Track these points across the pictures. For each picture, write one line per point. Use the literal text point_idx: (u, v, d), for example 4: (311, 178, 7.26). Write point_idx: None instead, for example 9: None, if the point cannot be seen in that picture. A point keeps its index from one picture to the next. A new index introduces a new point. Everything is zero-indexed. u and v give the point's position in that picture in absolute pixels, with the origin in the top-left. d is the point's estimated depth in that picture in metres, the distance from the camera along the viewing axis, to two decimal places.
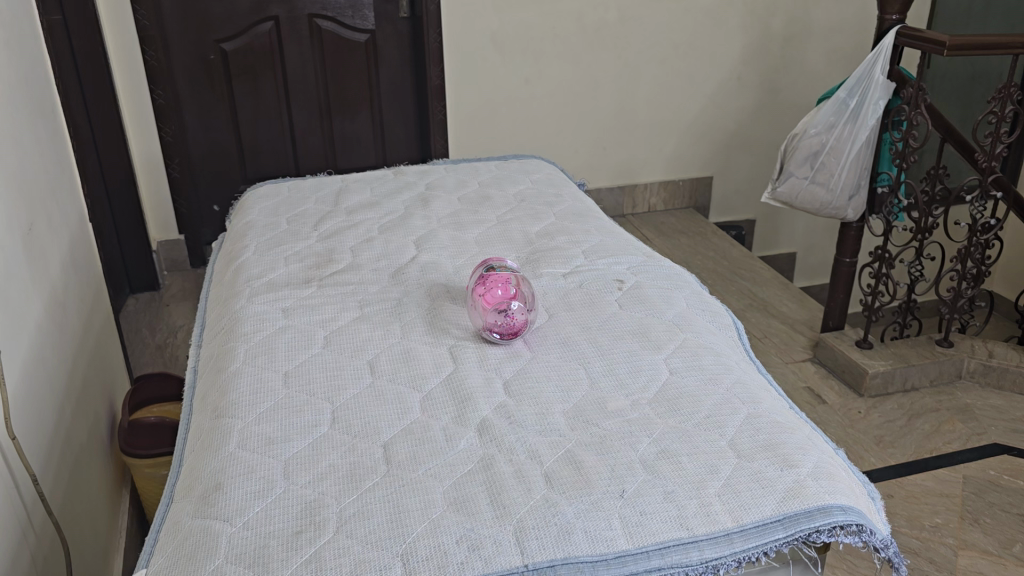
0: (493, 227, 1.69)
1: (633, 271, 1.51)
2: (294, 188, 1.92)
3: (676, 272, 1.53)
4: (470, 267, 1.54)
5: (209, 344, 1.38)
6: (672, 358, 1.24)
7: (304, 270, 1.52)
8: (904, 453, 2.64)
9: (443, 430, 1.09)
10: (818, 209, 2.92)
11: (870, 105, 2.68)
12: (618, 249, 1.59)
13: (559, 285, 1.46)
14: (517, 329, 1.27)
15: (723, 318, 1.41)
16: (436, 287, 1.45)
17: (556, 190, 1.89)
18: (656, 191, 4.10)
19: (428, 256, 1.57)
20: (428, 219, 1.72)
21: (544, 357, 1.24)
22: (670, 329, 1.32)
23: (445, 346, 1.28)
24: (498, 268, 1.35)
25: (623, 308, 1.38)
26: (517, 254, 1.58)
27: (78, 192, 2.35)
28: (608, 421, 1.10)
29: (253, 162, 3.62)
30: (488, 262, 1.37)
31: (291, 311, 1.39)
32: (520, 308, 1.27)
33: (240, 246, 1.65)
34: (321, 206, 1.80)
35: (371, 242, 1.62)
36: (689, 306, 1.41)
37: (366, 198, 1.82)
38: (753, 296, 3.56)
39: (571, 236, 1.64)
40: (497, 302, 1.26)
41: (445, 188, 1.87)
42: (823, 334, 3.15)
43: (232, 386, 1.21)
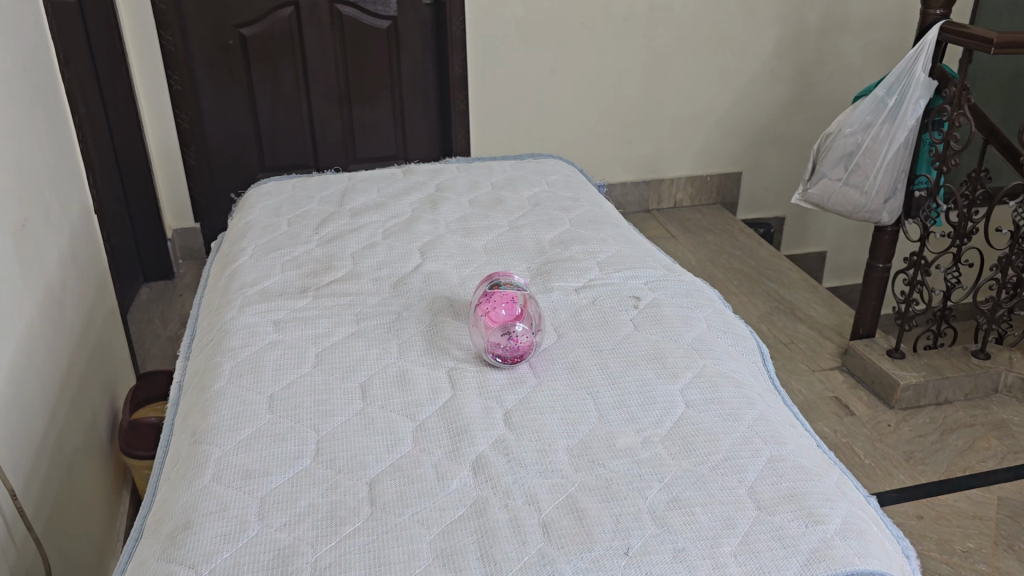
0: (503, 234, 1.59)
1: (652, 286, 1.41)
2: (299, 186, 1.83)
3: (698, 288, 1.43)
4: (476, 278, 1.44)
5: (196, 357, 1.30)
6: (689, 389, 1.14)
7: (301, 278, 1.44)
8: (936, 470, 2.52)
9: (435, 467, 1.00)
10: (851, 212, 2.79)
11: (910, 104, 2.55)
12: (636, 262, 1.49)
13: (570, 300, 1.36)
14: (521, 355, 1.18)
15: (747, 342, 1.31)
16: (439, 301, 1.36)
17: (573, 193, 1.78)
18: (682, 186, 3.98)
19: (433, 265, 1.47)
20: (436, 223, 1.62)
21: (549, 384, 1.15)
22: (688, 355, 1.21)
23: (444, 368, 1.18)
24: (501, 283, 1.25)
25: (638, 328, 1.28)
26: (527, 264, 1.48)
27: (82, 182, 2.29)
28: (615, 461, 1.00)
29: (271, 151, 3.54)
30: (493, 276, 1.28)
31: (283, 323, 1.31)
32: (525, 333, 1.18)
33: (237, 249, 1.57)
34: (325, 207, 1.71)
35: (373, 248, 1.53)
36: (711, 328, 1.30)
37: (373, 199, 1.73)
38: (780, 299, 3.43)
39: (585, 246, 1.54)
40: (501, 322, 1.18)
41: (456, 189, 1.77)
42: (852, 342, 3.02)
43: (213, 408, 1.13)
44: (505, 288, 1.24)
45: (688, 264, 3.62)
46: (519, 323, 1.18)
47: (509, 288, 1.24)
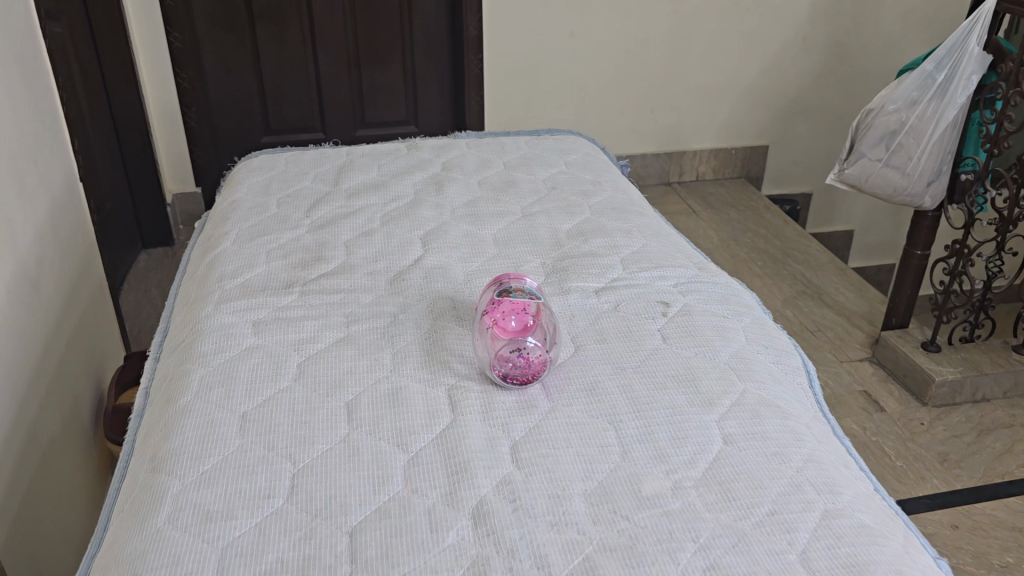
0: (516, 222, 1.42)
1: (683, 289, 1.24)
2: (292, 161, 1.67)
3: (735, 292, 1.26)
4: (483, 274, 1.28)
5: (166, 361, 1.15)
6: (726, 420, 0.98)
7: (287, 270, 1.28)
8: (972, 475, 2.37)
9: (428, 513, 0.85)
10: (890, 195, 2.59)
11: (961, 81, 2.34)
12: (665, 259, 1.32)
13: (590, 304, 1.20)
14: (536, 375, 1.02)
15: (791, 359, 1.14)
16: (441, 301, 1.21)
17: (594, 175, 1.61)
18: (705, 159, 3.79)
19: (434, 258, 1.31)
20: (440, 208, 1.46)
21: (565, 410, 0.99)
22: (725, 377, 1.05)
23: (444, 386, 1.03)
24: (510, 287, 1.09)
25: (667, 342, 1.12)
26: (542, 259, 1.32)
27: (66, 148, 2.13)
28: (642, 514, 0.85)
29: (276, 113, 3.36)
30: (501, 279, 1.11)
31: (263, 325, 1.15)
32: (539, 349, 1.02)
33: (219, 232, 1.41)
34: (319, 186, 1.55)
35: (370, 236, 1.36)
36: (751, 343, 1.14)
37: (371, 178, 1.56)
38: (806, 282, 3.25)
39: (607, 239, 1.37)
40: (505, 340, 1.02)
41: (465, 168, 1.60)
42: (884, 331, 2.85)
43: (176, 428, 0.98)
44: (515, 295, 1.07)
45: (711, 243, 3.44)
46: (530, 336, 1.03)
47: (520, 294, 1.07)
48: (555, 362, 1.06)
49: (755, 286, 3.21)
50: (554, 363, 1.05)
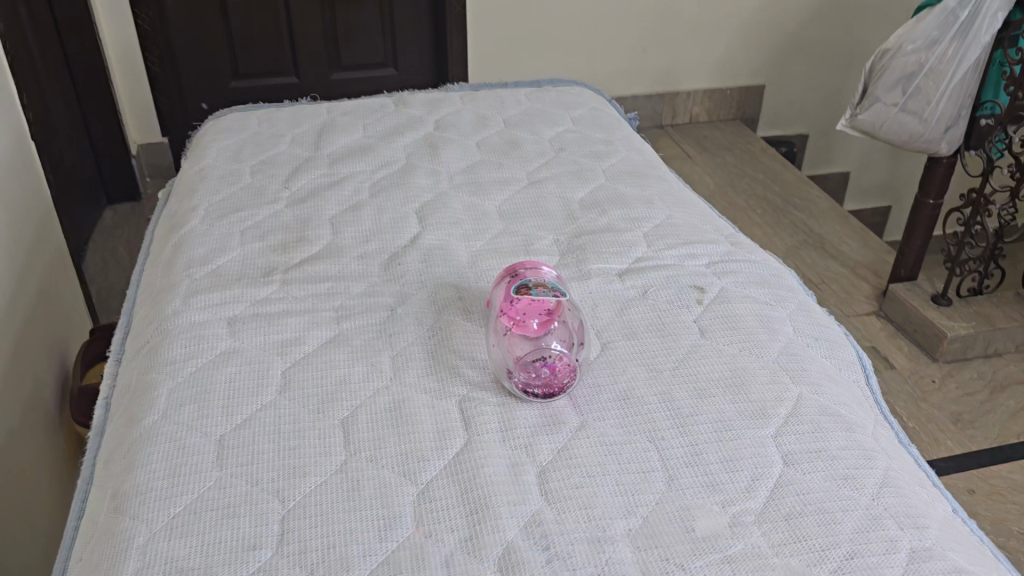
0: (523, 190, 1.26)
1: (718, 271, 1.10)
2: (264, 121, 1.48)
3: (774, 271, 1.12)
4: (489, 254, 1.13)
5: (128, 367, 0.99)
6: (784, 435, 0.85)
7: (266, 253, 1.12)
8: (987, 436, 2.28)
9: (447, 566, 0.72)
10: (905, 142, 2.39)
11: (984, 19, 2.13)
12: (693, 233, 1.17)
13: (615, 291, 1.06)
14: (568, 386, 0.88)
15: (844, 353, 1.01)
16: (445, 290, 1.05)
17: (604, 133, 1.45)
18: (699, 100, 3.54)
19: (433, 237, 1.15)
20: (436, 175, 1.29)
21: (597, 427, 0.85)
22: (777, 380, 0.92)
23: (454, 398, 0.89)
24: (528, 276, 0.93)
25: (706, 337, 0.98)
26: (556, 236, 1.17)
27: (13, 103, 1.93)
28: (699, 562, 0.72)
29: (245, 57, 3.10)
30: (517, 264, 0.96)
31: (240, 323, 1.00)
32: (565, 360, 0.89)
33: (186, 208, 1.24)
34: (298, 151, 1.37)
35: (358, 211, 1.20)
36: (799, 335, 1.00)
37: (356, 141, 1.39)
38: (808, 231, 3.10)
39: (626, 210, 1.22)
40: (526, 353, 0.88)
41: (461, 127, 1.43)
42: (891, 284, 2.73)
43: (141, 458, 0.83)
44: (536, 292, 0.91)
45: (707, 189, 3.26)
46: (553, 344, 0.90)
47: (543, 292, 0.91)
48: (581, 364, 0.91)
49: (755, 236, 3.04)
50: (581, 365, 0.91)
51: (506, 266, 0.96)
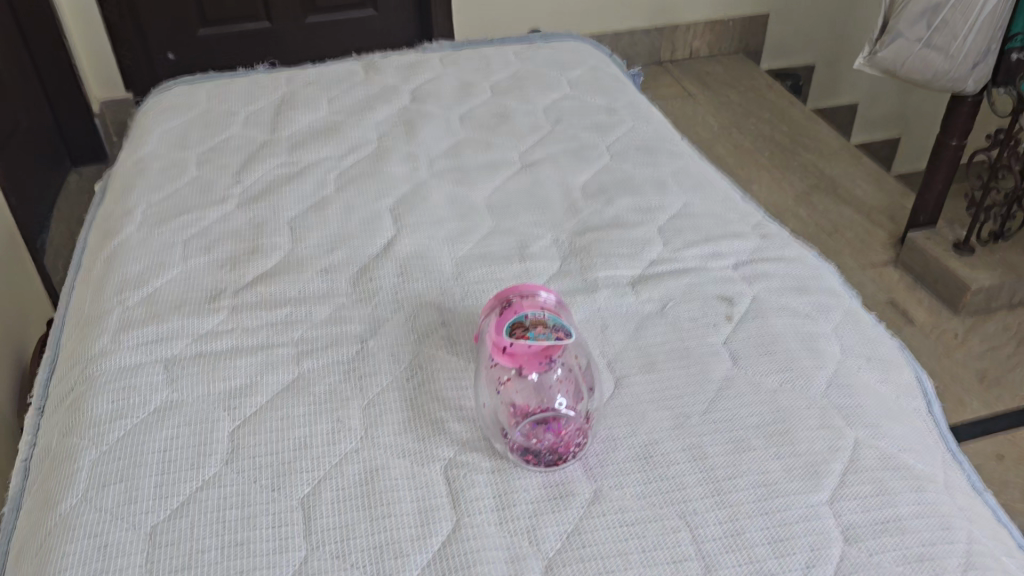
0: (515, 176, 1.08)
1: (748, 276, 0.93)
2: (215, 96, 1.28)
3: (813, 270, 0.95)
4: (478, 262, 0.95)
5: (50, 424, 0.83)
6: (843, 502, 0.70)
7: (213, 271, 0.95)
8: (1016, 396, 2.02)
9: None
10: (924, 81, 1.99)
11: None
12: (714, 225, 1.00)
13: (628, 307, 0.89)
14: (582, 446, 0.73)
15: (903, 376, 0.85)
16: (427, 311, 0.89)
17: (607, 100, 1.26)
18: (700, 32, 3.25)
19: (410, 242, 0.98)
20: (412, 160, 1.11)
21: (614, 500, 0.70)
22: (828, 425, 0.76)
23: (438, 463, 0.73)
24: (528, 310, 0.75)
25: (739, 366, 0.82)
26: (554, 235, 0.99)
27: None
28: None
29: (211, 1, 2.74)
30: (516, 289, 0.78)
31: (179, 367, 0.83)
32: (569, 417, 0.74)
33: (121, 210, 1.06)
34: (252, 133, 1.18)
35: (322, 209, 1.02)
36: (849, 358, 0.84)
37: (320, 120, 1.19)
38: (819, 173, 2.78)
39: (637, 198, 1.04)
40: (529, 408, 0.73)
41: (441, 98, 1.24)
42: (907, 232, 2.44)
43: (52, 563, 0.67)
44: (535, 336, 0.72)
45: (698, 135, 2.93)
46: (558, 399, 0.74)
47: (543, 338, 0.72)
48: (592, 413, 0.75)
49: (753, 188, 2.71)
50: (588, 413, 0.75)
51: (501, 291, 0.79)
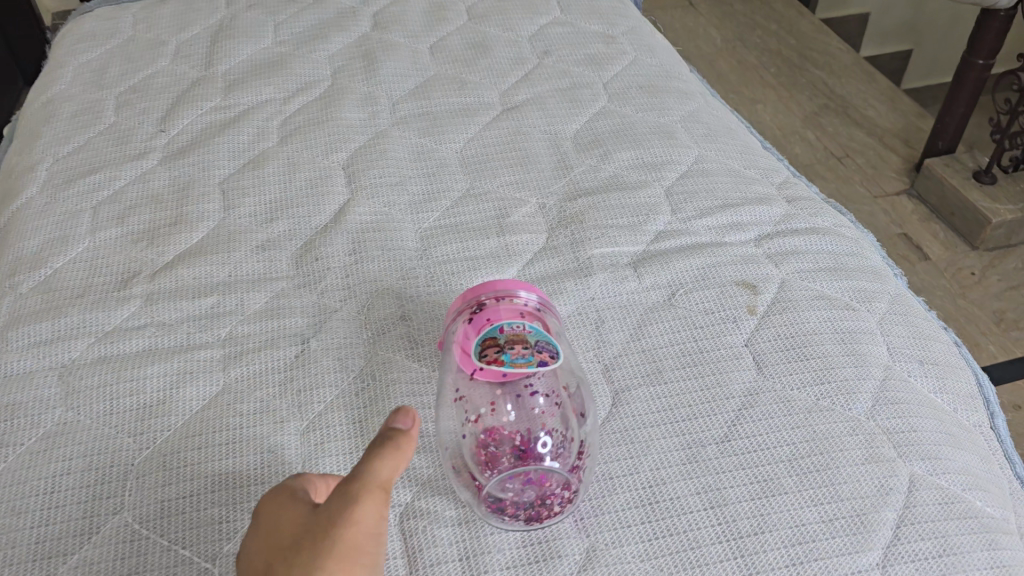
0: (494, 124, 0.90)
1: (775, 255, 0.77)
2: (141, 20, 1.07)
3: (852, 246, 0.79)
4: (445, 236, 0.79)
5: None
6: (897, 566, 0.56)
7: (126, 246, 0.78)
8: None
9: None
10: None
11: None
12: (731, 186, 0.84)
13: (628, 295, 0.73)
14: (574, 496, 0.58)
15: (959, 383, 0.70)
16: (383, 300, 0.73)
17: (604, 26, 1.07)
18: None
19: (366, 209, 0.81)
20: (372, 103, 0.93)
21: (611, 563, 0.56)
22: (874, 457, 0.62)
23: (392, 511, 0.58)
24: (507, 320, 0.60)
25: (765, 375, 0.67)
26: (540, 200, 0.82)
27: None
28: None
29: None
30: (492, 288, 0.63)
31: (77, 377, 0.67)
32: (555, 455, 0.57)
33: (23, 163, 0.88)
34: (183, 67, 0.99)
35: (261, 166, 0.85)
36: (897, 362, 0.69)
37: (264, 51, 1.00)
38: (829, 93, 2.17)
39: (639, 151, 0.87)
40: (501, 443, 0.57)
41: (408, 23, 1.05)
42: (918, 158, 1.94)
43: None
44: (512, 359, 0.57)
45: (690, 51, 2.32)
46: (541, 436, 0.58)
47: (524, 361, 0.56)
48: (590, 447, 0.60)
49: (751, 110, 2.10)
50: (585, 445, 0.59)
51: (474, 291, 0.63)
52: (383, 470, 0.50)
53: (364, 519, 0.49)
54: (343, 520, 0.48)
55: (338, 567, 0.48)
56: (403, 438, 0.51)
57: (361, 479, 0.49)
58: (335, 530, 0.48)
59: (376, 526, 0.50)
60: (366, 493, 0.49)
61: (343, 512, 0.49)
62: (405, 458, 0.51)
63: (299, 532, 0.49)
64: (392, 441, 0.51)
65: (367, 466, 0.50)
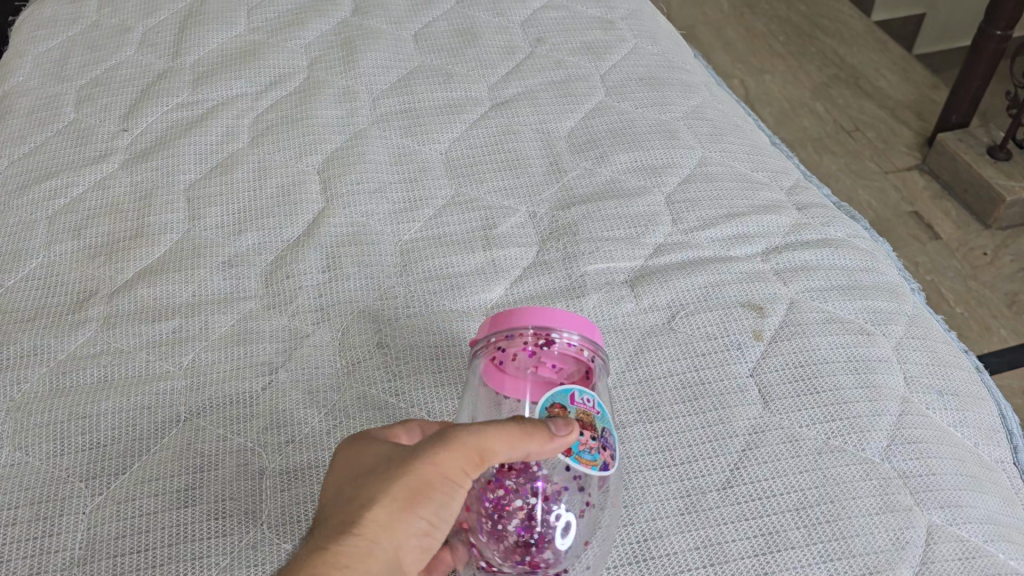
0: (482, 121, 0.84)
1: (783, 272, 0.71)
2: (105, 3, 1.00)
3: (867, 262, 0.74)
4: (427, 252, 0.73)
5: None
6: None
7: (83, 261, 0.72)
8: None
9: None
10: None
11: None
12: (737, 194, 0.77)
13: (624, 319, 0.67)
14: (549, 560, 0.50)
15: (981, 417, 0.65)
16: (359, 324, 0.67)
17: (601, 10, 0.99)
18: None
19: (342, 218, 0.75)
20: (350, 98, 0.86)
21: None
22: (890, 506, 0.57)
23: None
24: (580, 387, 0.53)
25: (772, 410, 0.62)
26: (530, 208, 0.76)
27: None
28: None
29: None
30: (563, 324, 0.55)
31: (26, 411, 0.62)
32: (566, 531, 0.50)
33: None
34: (148, 57, 0.92)
35: (230, 171, 0.79)
36: (916, 394, 0.64)
37: (236, 39, 0.94)
38: (839, 63, 2.03)
39: (639, 152, 0.81)
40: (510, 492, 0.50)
41: (391, 7, 0.97)
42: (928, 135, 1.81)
43: None
44: (579, 450, 0.50)
45: (694, 18, 2.17)
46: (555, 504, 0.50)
47: (590, 459, 0.50)
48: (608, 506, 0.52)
49: (757, 82, 1.99)
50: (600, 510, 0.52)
51: (543, 315, 0.55)
52: (492, 438, 0.47)
53: (453, 461, 0.46)
54: (425, 456, 0.46)
55: (399, 496, 0.46)
56: (541, 427, 0.48)
57: (471, 427, 0.47)
58: (413, 466, 0.46)
59: (452, 482, 0.47)
60: (461, 449, 0.46)
61: (437, 445, 0.46)
62: (530, 440, 0.47)
63: (392, 455, 0.48)
64: (526, 424, 0.47)
65: (483, 426, 0.47)
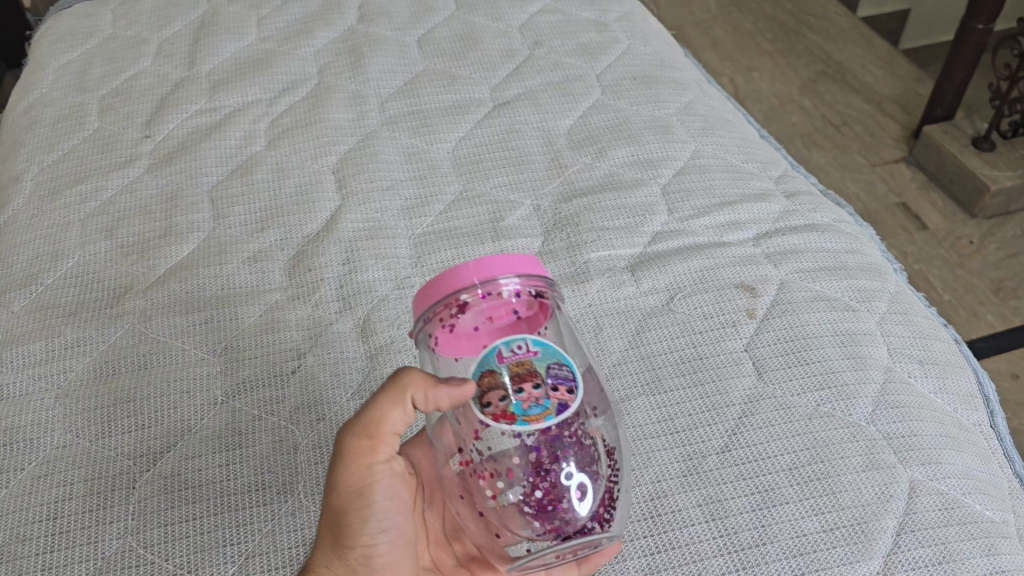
0: (486, 120, 0.89)
1: (773, 254, 0.76)
2: (122, 16, 1.05)
3: (852, 245, 0.79)
4: (439, 244, 0.77)
5: None
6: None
7: (117, 260, 0.77)
8: None
9: None
10: None
11: None
12: (730, 184, 0.83)
13: (626, 302, 0.72)
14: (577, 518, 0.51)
15: (960, 383, 0.70)
16: (378, 312, 0.72)
17: (595, 13, 1.04)
18: None
19: (357, 215, 0.80)
20: (360, 102, 0.91)
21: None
22: (875, 464, 0.62)
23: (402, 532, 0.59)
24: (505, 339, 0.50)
25: (765, 381, 0.66)
26: (535, 201, 0.81)
27: None
28: None
29: None
30: (510, 269, 0.52)
31: (75, 397, 0.67)
32: (581, 488, 0.50)
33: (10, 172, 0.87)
34: (167, 67, 0.97)
35: (251, 173, 0.84)
36: (898, 364, 0.69)
37: (249, 48, 0.98)
38: (825, 59, 2.08)
39: (635, 146, 0.86)
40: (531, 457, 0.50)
41: (395, 15, 1.02)
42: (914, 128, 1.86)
43: None
44: (524, 410, 0.48)
45: (683, 19, 2.22)
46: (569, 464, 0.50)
47: (539, 415, 0.48)
48: None
49: (746, 80, 2.04)
50: None
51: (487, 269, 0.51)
52: (364, 425, 0.51)
53: (350, 472, 0.51)
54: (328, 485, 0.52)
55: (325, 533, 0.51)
56: (407, 373, 0.51)
57: (348, 428, 0.52)
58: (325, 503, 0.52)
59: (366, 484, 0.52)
60: (346, 457, 0.51)
61: (332, 468, 0.52)
62: (403, 389, 0.51)
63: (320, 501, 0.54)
64: (385, 385, 0.51)
65: (352, 422, 0.52)
